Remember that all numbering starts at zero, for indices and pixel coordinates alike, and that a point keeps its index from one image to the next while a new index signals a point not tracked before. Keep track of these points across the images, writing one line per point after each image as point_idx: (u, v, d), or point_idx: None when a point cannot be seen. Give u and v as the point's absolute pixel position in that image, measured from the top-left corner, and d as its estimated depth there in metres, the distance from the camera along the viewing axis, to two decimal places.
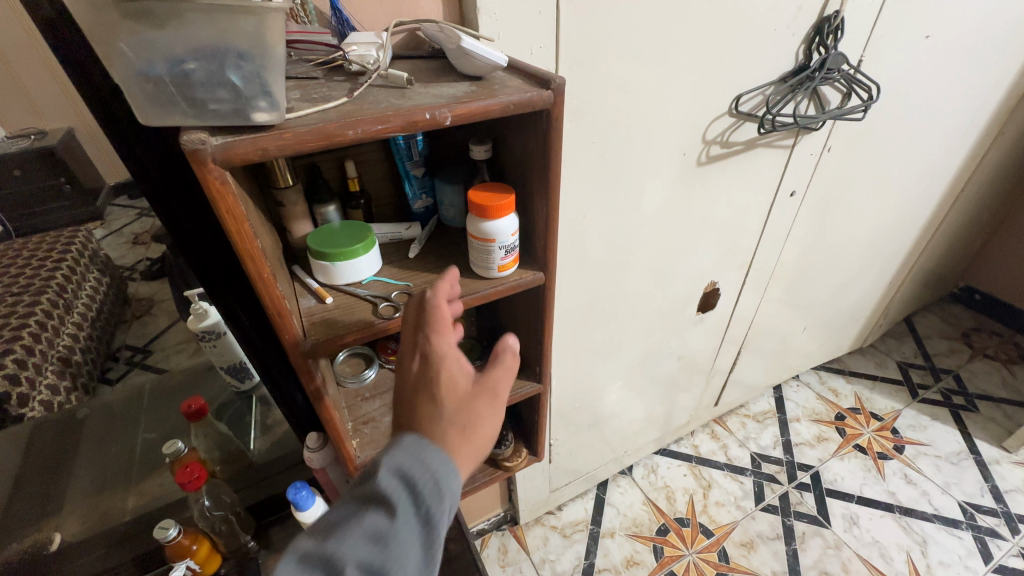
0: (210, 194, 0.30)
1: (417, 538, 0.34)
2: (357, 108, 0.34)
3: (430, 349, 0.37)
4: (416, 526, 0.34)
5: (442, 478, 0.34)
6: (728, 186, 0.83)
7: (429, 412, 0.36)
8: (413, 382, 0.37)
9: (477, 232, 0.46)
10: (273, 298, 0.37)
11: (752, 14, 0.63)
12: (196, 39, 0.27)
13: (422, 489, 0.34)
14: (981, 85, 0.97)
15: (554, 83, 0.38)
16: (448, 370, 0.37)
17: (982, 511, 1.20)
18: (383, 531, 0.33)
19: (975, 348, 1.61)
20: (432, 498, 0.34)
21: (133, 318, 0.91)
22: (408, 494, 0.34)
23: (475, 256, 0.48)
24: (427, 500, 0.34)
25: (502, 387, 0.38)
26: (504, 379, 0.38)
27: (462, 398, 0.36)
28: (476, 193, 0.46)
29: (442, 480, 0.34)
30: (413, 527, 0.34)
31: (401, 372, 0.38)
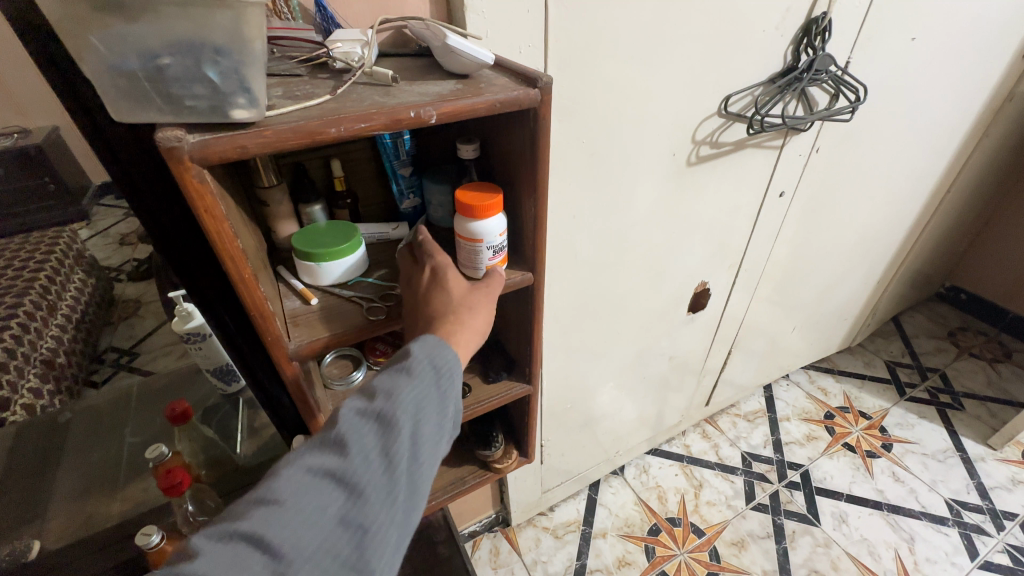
0: (188, 193, 0.29)
1: (447, 400, 0.39)
2: (340, 105, 0.34)
3: (431, 262, 0.45)
4: (446, 389, 0.39)
5: (457, 360, 0.40)
6: (718, 186, 0.83)
7: (441, 299, 0.43)
8: (423, 288, 0.44)
9: (465, 233, 0.46)
10: (255, 298, 0.36)
11: (741, 15, 0.63)
12: (171, 33, 0.26)
13: (446, 356, 0.39)
14: (966, 87, 0.99)
15: (541, 82, 0.38)
16: (451, 273, 0.44)
17: (968, 507, 1.21)
18: (421, 392, 0.37)
19: (961, 347, 1.64)
20: (454, 364, 0.40)
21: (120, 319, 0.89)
22: (436, 362, 0.39)
23: (463, 255, 0.48)
24: (451, 364, 0.39)
25: (494, 284, 0.46)
26: (495, 279, 0.46)
27: (465, 291, 0.44)
28: (463, 194, 0.45)
29: (457, 361, 0.40)
30: (442, 390, 0.39)
31: (413, 284, 0.45)
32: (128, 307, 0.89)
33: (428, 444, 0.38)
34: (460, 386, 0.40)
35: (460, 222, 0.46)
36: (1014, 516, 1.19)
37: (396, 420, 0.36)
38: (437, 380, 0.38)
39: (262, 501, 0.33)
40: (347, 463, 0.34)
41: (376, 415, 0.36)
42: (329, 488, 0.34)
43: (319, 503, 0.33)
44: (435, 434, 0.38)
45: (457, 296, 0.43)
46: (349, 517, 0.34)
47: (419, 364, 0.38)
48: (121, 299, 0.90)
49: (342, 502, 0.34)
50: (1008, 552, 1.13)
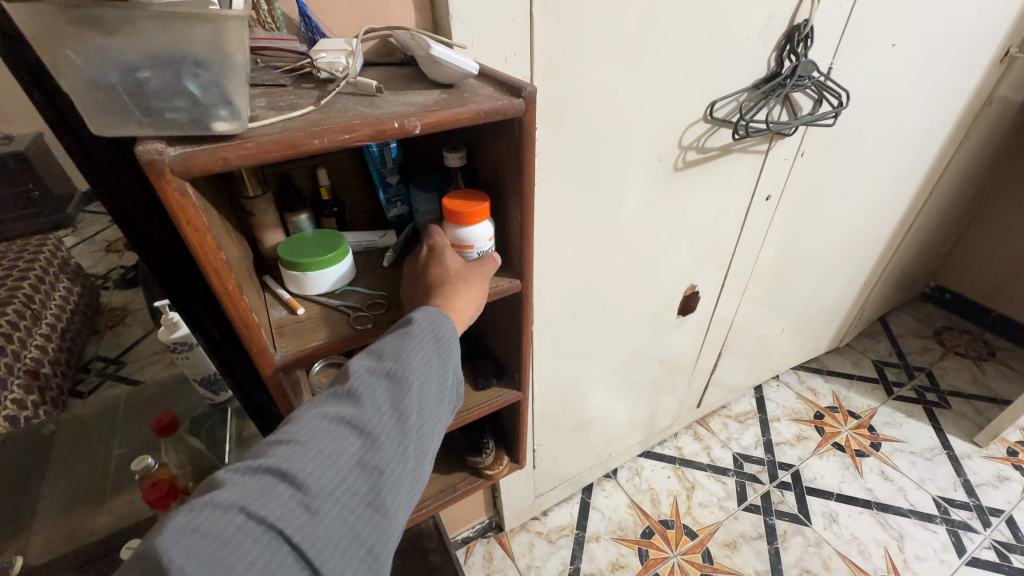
0: (169, 205, 0.29)
1: (448, 357, 0.41)
2: (324, 116, 0.34)
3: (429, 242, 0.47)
4: (447, 347, 0.41)
5: (457, 326, 0.42)
6: (705, 191, 0.84)
7: (437, 271, 0.44)
8: (420, 264, 0.46)
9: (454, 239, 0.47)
10: (239, 308, 0.36)
11: (724, 23, 0.64)
12: (150, 47, 0.26)
13: (447, 318, 0.41)
14: (945, 92, 1.01)
15: (525, 91, 0.38)
16: (449, 250, 0.46)
17: (955, 504, 1.23)
18: (426, 348, 0.39)
19: (946, 345, 1.66)
20: (455, 323, 0.42)
21: (106, 327, 0.88)
22: (439, 322, 0.41)
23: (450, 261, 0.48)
24: (452, 325, 0.42)
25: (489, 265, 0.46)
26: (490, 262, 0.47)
27: (461, 264, 0.45)
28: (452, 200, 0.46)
29: (457, 327, 0.42)
30: (444, 347, 0.41)
31: (414, 259, 0.47)
32: (113, 315, 0.89)
33: (431, 396, 0.40)
34: (459, 345, 0.42)
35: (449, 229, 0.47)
36: (999, 512, 1.21)
37: (404, 371, 0.38)
38: (441, 339, 0.40)
39: (283, 442, 0.34)
40: (362, 408, 0.36)
41: (386, 368, 0.38)
42: (345, 432, 0.35)
43: (337, 445, 0.35)
44: (436, 386, 0.41)
45: (452, 269, 0.44)
46: (366, 459, 0.35)
47: (421, 325, 0.39)
48: (108, 307, 0.89)
49: (359, 445, 0.35)
50: (995, 548, 1.14)
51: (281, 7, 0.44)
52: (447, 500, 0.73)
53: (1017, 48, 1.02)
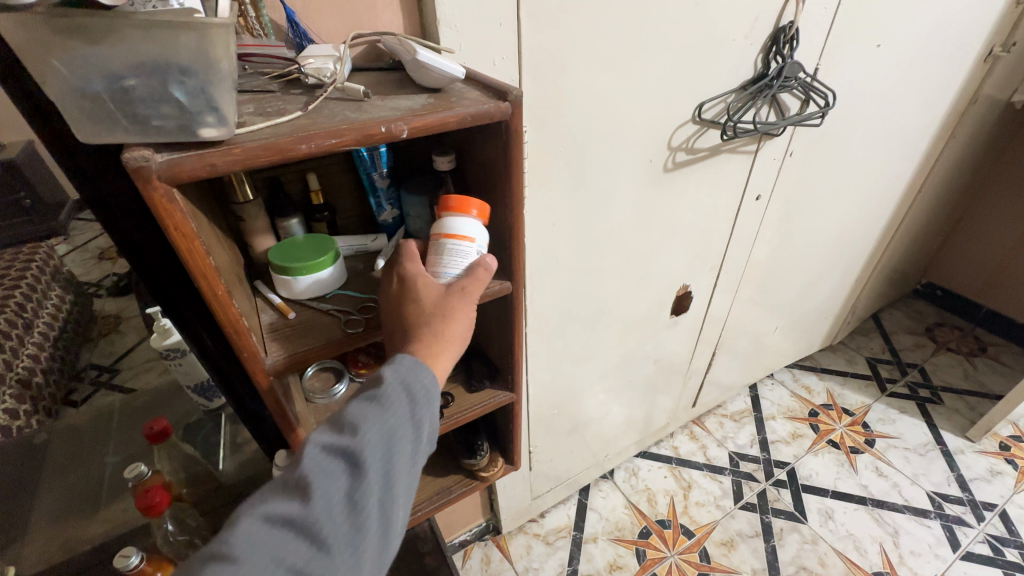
0: (157, 211, 0.29)
1: (422, 416, 0.40)
2: (311, 122, 0.34)
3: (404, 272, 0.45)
4: (421, 406, 0.40)
5: (434, 380, 0.41)
6: (695, 191, 0.84)
7: (413, 309, 0.42)
8: (396, 297, 0.44)
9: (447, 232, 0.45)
10: (229, 314, 0.36)
11: (710, 25, 0.65)
12: (135, 55, 0.26)
13: (422, 375, 0.40)
14: (930, 91, 1.02)
15: (511, 95, 0.38)
16: (422, 281, 0.44)
17: (949, 499, 1.24)
18: (394, 409, 0.38)
19: (939, 342, 1.67)
20: (430, 381, 0.40)
21: (100, 333, 0.83)
22: (410, 379, 0.40)
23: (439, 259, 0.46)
24: (427, 383, 0.40)
25: (471, 286, 0.44)
26: (476, 281, 0.44)
27: (437, 296, 0.43)
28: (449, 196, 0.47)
29: (434, 383, 0.40)
30: (416, 408, 0.39)
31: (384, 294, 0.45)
32: (107, 322, 0.83)
33: (396, 477, 0.38)
34: (437, 403, 0.41)
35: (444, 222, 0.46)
36: (993, 507, 1.22)
37: (360, 461, 0.36)
38: (411, 396, 0.39)
39: (219, 553, 0.32)
40: (311, 507, 0.35)
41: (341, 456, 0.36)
42: (292, 531, 0.34)
43: (279, 550, 0.34)
44: (410, 445, 0.39)
45: (430, 305, 0.42)
46: (312, 562, 0.34)
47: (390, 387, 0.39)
48: (101, 314, 0.82)
49: (305, 546, 0.34)
50: (988, 542, 1.15)
51: (268, 13, 0.44)
52: (442, 503, 0.73)
53: (1000, 47, 1.04)
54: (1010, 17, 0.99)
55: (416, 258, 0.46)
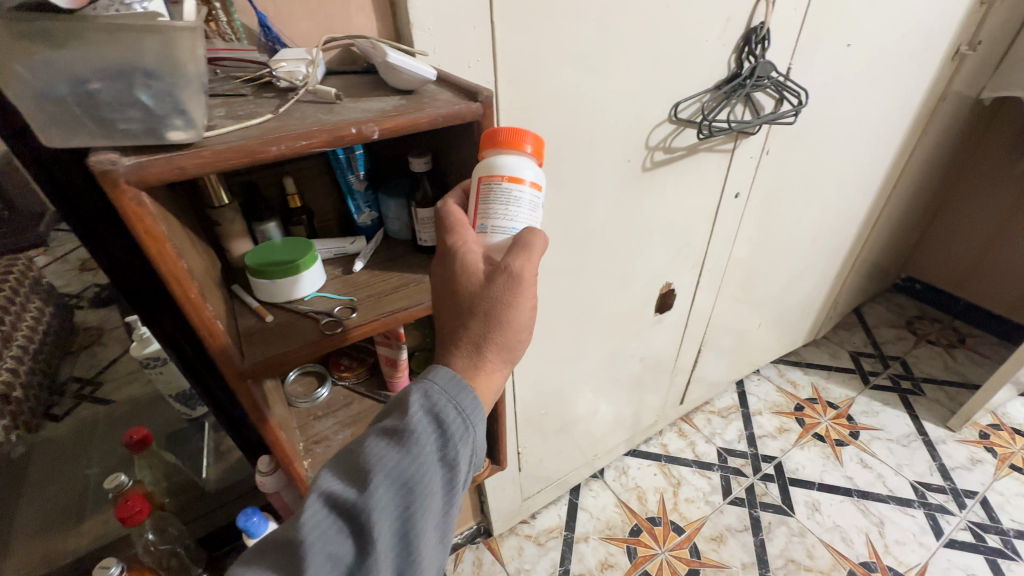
0: (126, 215, 0.29)
1: (454, 443, 0.38)
2: (282, 124, 0.34)
3: (448, 248, 0.42)
4: (452, 431, 0.38)
5: (470, 405, 0.39)
6: (675, 189, 0.86)
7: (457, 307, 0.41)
8: (445, 294, 0.42)
9: (509, 176, 0.41)
10: (203, 317, 0.36)
11: (682, 26, 0.66)
12: (100, 59, 0.26)
13: (453, 399, 0.38)
14: (900, 89, 1.05)
15: (482, 96, 0.39)
16: (472, 262, 0.40)
17: (932, 488, 1.26)
18: (421, 435, 0.37)
19: (919, 334, 1.71)
20: (461, 405, 0.38)
21: (81, 346, 0.84)
22: (440, 404, 0.38)
23: (500, 213, 0.42)
24: (458, 408, 0.38)
25: (519, 265, 0.40)
26: (530, 253, 0.40)
27: (479, 287, 0.40)
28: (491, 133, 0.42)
29: (470, 407, 0.39)
30: (447, 434, 0.38)
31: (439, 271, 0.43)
32: (88, 335, 0.83)
33: (418, 520, 0.36)
34: (473, 429, 0.39)
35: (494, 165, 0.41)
36: (974, 494, 1.24)
37: (370, 499, 0.35)
38: (441, 428, 0.38)
39: None
40: (315, 548, 0.34)
41: (355, 493, 0.36)
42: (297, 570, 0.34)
43: None
44: (438, 482, 0.37)
45: (474, 297, 0.40)
46: None
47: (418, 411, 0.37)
48: (82, 325, 0.82)
49: None
50: (970, 529, 1.18)
51: (239, 17, 0.44)
52: None
53: (967, 46, 1.07)
54: (975, 16, 1.02)
55: (465, 229, 0.42)
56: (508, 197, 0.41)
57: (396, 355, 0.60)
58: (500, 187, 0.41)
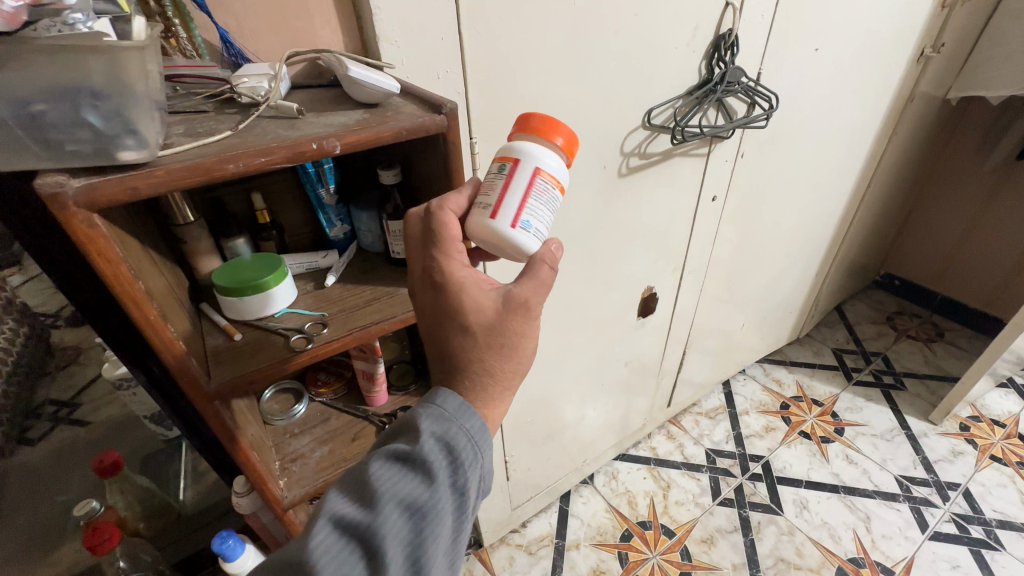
0: (77, 239, 0.29)
1: (464, 466, 0.38)
2: (241, 141, 0.34)
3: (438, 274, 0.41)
4: (463, 454, 0.38)
5: (477, 430, 0.40)
6: (652, 194, 0.86)
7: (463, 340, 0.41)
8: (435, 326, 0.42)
9: (560, 171, 0.44)
10: (163, 339, 0.35)
11: (652, 34, 0.67)
12: (44, 81, 0.26)
13: (463, 422, 0.39)
14: (870, 91, 1.07)
15: (445, 107, 0.39)
16: (470, 294, 0.41)
17: (916, 482, 1.27)
18: (432, 458, 0.37)
19: (899, 330, 1.74)
20: (470, 426, 0.39)
21: (58, 368, 0.82)
22: (450, 426, 0.39)
23: (550, 208, 0.43)
24: (468, 430, 0.39)
25: (534, 300, 0.41)
26: (547, 284, 0.42)
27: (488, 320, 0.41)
28: (527, 118, 0.43)
29: (478, 432, 0.40)
30: (458, 458, 0.38)
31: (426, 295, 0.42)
32: (65, 356, 0.82)
33: (429, 547, 0.36)
34: (481, 454, 0.40)
35: (545, 152, 0.42)
36: (956, 486, 1.26)
37: (384, 526, 0.35)
38: (451, 455, 0.38)
39: None
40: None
41: (367, 522, 0.35)
42: None
43: None
44: (449, 508, 0.38)
45: (481, 331, 0.40)
46: None
47: (430, 435, 0.38)
48: (58, 348, 0.81)
49: None
50: (954, 521, 1.19)
51: (200, 33, 0.44)
52: None
53: (931, 48, 1.10)
54: (937, 20, 1.05)
55: (451, 247, 0.41)
56: (559, 192, 0.44)
57: (373, 369, 0.60)
58: (555, 178, 0.43)
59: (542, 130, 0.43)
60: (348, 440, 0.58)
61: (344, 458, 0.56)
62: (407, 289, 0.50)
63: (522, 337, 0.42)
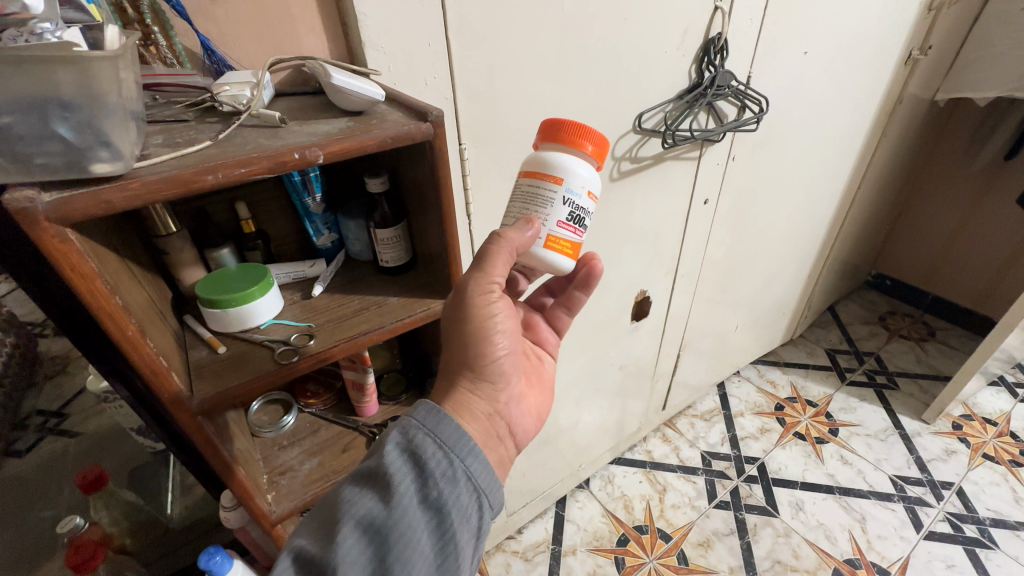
0: (49, 255, 0.28)
1: (432, 475, 0.40)
2: (220, 151, 0.33)
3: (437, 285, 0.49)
4: (429, 462, 0.40)
5: (446, 439, 0.41)
6: (644, 198, 0.86)
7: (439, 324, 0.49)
8: (432, 310, 0.48)
9: (574, 173, 0.45)
10: (143, 355, 0.34)
11: (640, 39, 0.66)
12: (12, 91, 0.25)
13: (431, 430, 0.41)
14: (859, 93, 1.07)
15: (431, 115, 0.38)
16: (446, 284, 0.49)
17: (910, 482, 1.28)
18: (396, 468, 0.39)
19: (891, 329, 1.74)
20: (438, 434, 0.41)
21: (46, 376, 0.80)
22: (417, 435, 0.41)
23: (555, 207, 0.45)
24: (436, 438, 0.41)
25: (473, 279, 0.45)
26: (502, 255, 0.44)
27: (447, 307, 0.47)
28: (562, 126, 0.45)
29: (446, 441, 0.41)
30: (423, 468, 0.40)
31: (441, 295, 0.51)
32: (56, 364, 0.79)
33: (398, 562, 0.37)
34: (453, 464, 0.40)
35: (574, 159, 0.45)
36: (950, 485, 1.26)
37: (344, 541, 0.37)
38: (416, 467, 0.40)
39: None
40: None
41: (332, 538, 0.37)
42: None
43: None
44: (418, 520, 0.38)
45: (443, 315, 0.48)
46: None
47: (392, 448, 0.40)
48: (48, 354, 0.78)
49: None
50: (949, 520, 1.19)
51: (181, 41, 0.43)
52: None
53: (919, 50, 1.11)
54: (923, 23, 1.06)
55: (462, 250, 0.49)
56: (570, 194, 0.45)
57: (362, 379, 0.59)
58: (562, 179, 0.45)
59: (573, 130, 0.45)
60: (338, 451, 0.57)
61: (334, 470, 0.55)
62: (395, 298, 0.49)
63: (468, 322, 0.46)
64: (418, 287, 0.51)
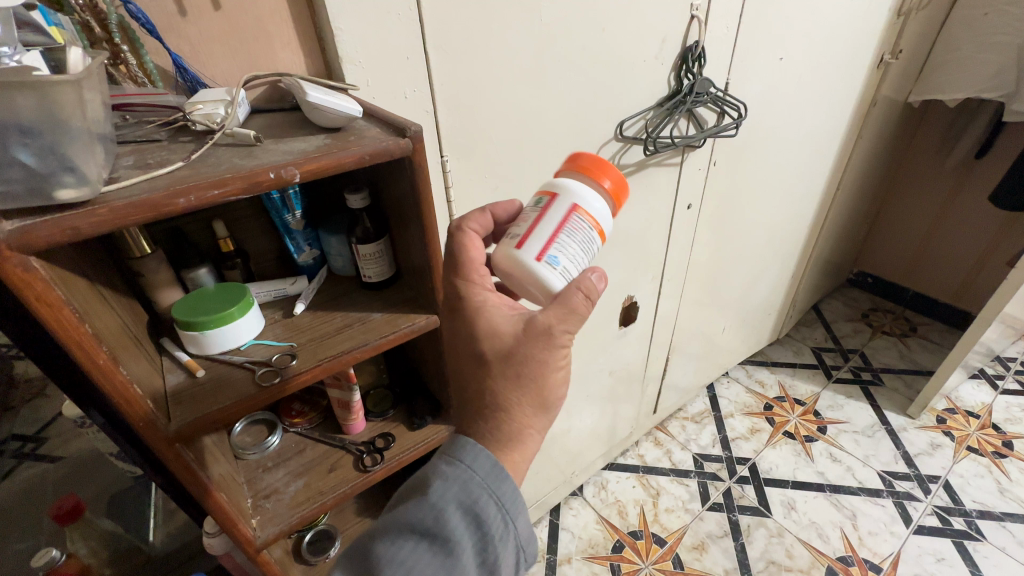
0: (11, 286, 0.27)
1: (490, 539, 0.39)
2: (192, 172, 0.33)
3: (422, 302, 0.50)
4: (489, 526, 0.39)
5: (507, 500, 0.40)
6: (627, 204, 0.86)
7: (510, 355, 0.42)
8: (417, 325, 0.47)
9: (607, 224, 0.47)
10: (115, 382, 0.33)
11: (618, 48, 0.67)
12: None
13: (493, 493, 0.40)
14: (834, 95, 1.09)
15: (410, 130, 0.38)
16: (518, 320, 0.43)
17: (898, 476, 1.29)
18: (457, 530, 0.38)
19: (874, 326, 1.77)
20: (488, 480, 0.40)
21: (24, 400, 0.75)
22: (480, 497, 0.39)
23: None
24: (497, 501, 0.40)
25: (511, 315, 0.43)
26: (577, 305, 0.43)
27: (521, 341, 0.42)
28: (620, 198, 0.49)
29: (504, 502, 0.40)
30: (484, 531, 0.39)
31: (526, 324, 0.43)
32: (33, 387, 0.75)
33: None
34: (509, 524, 0.40)
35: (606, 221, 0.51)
36: (937, 479, 1.28)
37: None
38: (475, 529, 0.39)
39: None
40: None
41: None
42: None
43: None
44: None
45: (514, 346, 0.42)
46: None
47: (457, 510, 0.38)
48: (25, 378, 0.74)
49: None
50: (936, 514, 1.21)
51: (152, 60, 0.43)
52: None
53: (890, 55, 1.13)
54: (894, 28, 1.09)
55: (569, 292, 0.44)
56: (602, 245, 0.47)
57: (348, 396, 0.59)
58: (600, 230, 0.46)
59: (565, 169, 0.48)
60: (324, 471, 0.56)
61: (320, 491, 0.54)
62: (379, 314, 0.49)
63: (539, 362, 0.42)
64: (402, 301, 0.50)
